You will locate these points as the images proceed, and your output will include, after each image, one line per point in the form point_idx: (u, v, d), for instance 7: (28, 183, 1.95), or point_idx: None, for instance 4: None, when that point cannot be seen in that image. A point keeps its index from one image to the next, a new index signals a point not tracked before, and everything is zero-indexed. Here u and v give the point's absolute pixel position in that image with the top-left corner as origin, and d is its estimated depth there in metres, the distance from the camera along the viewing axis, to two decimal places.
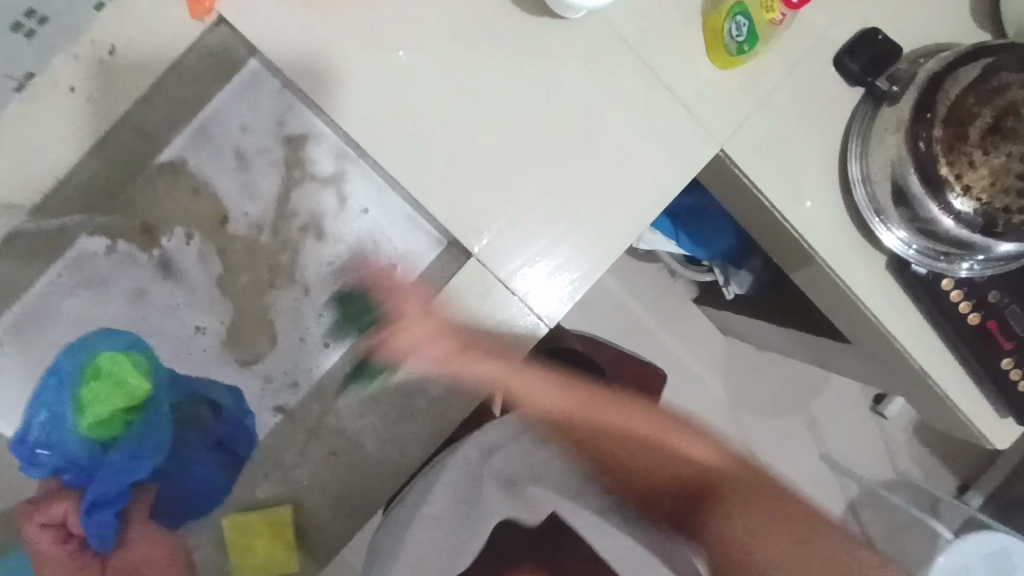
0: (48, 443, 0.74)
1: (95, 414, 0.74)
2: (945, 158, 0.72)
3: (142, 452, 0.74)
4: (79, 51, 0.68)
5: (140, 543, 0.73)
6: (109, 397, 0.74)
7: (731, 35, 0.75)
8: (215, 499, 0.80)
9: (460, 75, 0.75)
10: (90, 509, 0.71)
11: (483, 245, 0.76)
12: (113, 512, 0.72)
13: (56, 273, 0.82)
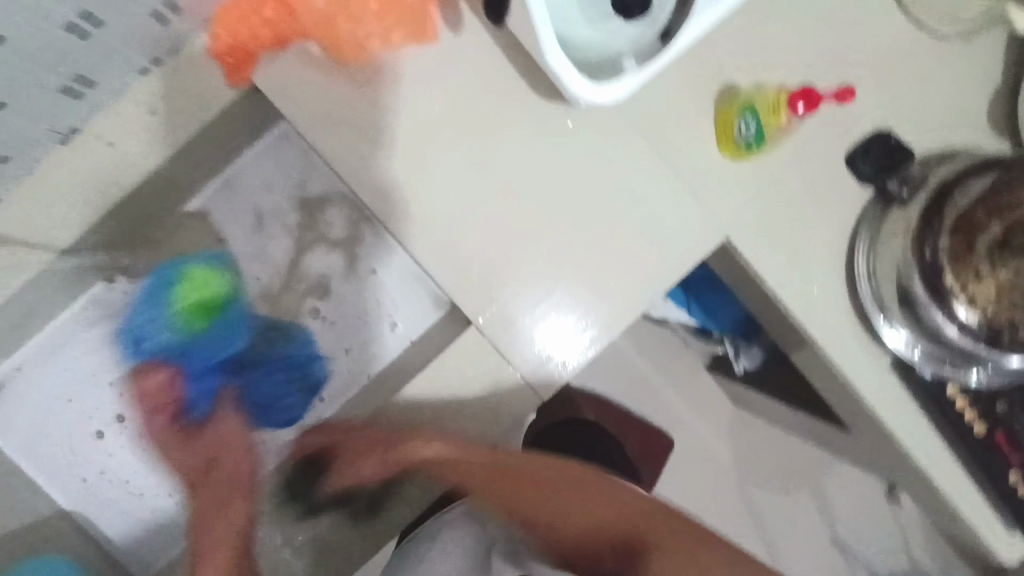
0: (147, 333, 0.83)
1: (189, 302, 0.81)
2: (950, 269, 0.73)
3: (230, 342, 0.83)
4: (122, 112, 0.74)
5: (225, 424, 0.83)
6: (201, 295, 0.82)
7: (740, 130, 0.76)
8: (289, 418, 0.86)
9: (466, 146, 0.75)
10: (187, 380, 0.83)
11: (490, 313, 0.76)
12: (207, 388, 0.84)
13: (79, 307, 0.86)
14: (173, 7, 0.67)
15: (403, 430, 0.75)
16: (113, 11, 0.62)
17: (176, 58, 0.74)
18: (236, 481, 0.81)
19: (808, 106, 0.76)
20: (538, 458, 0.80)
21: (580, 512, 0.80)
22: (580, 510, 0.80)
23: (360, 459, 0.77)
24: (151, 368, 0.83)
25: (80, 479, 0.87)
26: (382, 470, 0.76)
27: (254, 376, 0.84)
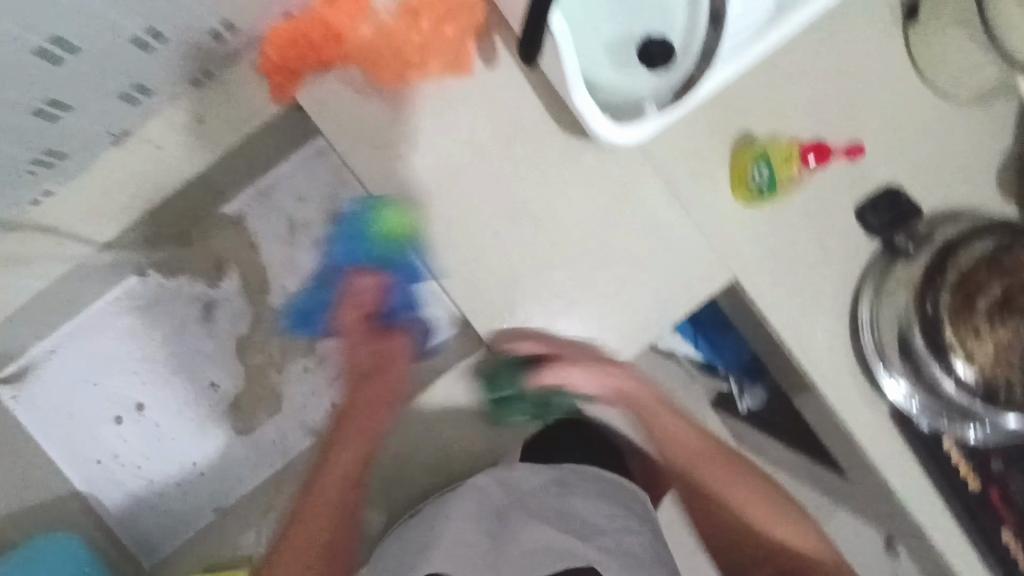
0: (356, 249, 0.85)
1: (390, 226, 0.78)
2: (949, 324, 0.74)
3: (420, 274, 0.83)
4: (172, 118, 0.79)
5: (389, 337, 0.88)
6: (397, 221, 0.78)
7: (754, 177, 0.78)
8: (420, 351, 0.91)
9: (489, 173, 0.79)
10: (388, 288, 0.86)
11: (506, 326, 0.80)
12: (393, 309, 0.88)
13: (113, 296, 0.90)
14: (228, 28, 0.72)
15: (607, 359, 0.80)
16: (174, 30, 0.68)
17: (225, 73, 0.79)
18: (400, 397, 0.86)
19: (819, 159, 0.79)
20: (704, 442, 0.89)
21: (733, 491, 0.86)
22: (739, 489, 0.86)
23: (591, 377, 0.79)
24: (355, 280, 0.86)
25: (94, 462, 0.91)
26: (591, 382, 0.79)
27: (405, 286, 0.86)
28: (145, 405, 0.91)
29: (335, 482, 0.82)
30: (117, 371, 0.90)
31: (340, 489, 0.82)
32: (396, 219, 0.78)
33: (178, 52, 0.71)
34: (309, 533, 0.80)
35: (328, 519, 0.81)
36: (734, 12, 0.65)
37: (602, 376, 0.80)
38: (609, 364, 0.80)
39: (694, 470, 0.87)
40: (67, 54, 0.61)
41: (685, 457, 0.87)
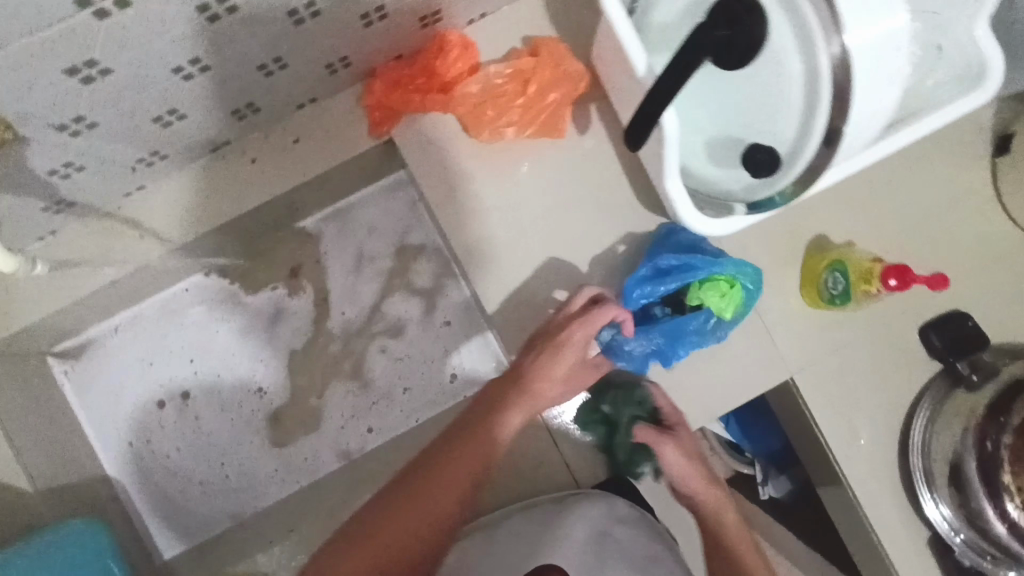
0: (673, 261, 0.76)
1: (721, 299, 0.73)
2: (1010, 467, 0.73)
3: (671, 337, 0.77)
4: (270, 136, 0.82)
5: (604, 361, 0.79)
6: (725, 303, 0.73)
7: (827, 285, 0.79)
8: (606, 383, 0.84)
9: (563, 236, 0.81)
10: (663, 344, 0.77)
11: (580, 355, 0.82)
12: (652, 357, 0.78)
13: (182, 287, 0.94)
14: (343, 64, 0.76)
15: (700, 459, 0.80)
16: (296, 60, 0.71)
17: (327, 101, 0.82)
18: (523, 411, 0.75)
19: (900, 283, 0.76)
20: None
21: None
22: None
23: (681, 458, 0.79)
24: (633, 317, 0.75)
25: (128, 444, 0.93)
26: (682, 471, 0.79)
27: (655, 350, 0.78)
28: (190, 397, 0.94)
29: (453, 479, 0.67)
30: (172, 360, 0.94)
31: (455, 486, 0.67)
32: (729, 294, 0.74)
33: (294, 80, 0.74)
34: (404, 526, 0.65)
35: (434, 519, 0.65)
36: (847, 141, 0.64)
37: (696, 463, 0.80)
38: (699, 463, 0.80)
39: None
40: (199, 72, 0.64)
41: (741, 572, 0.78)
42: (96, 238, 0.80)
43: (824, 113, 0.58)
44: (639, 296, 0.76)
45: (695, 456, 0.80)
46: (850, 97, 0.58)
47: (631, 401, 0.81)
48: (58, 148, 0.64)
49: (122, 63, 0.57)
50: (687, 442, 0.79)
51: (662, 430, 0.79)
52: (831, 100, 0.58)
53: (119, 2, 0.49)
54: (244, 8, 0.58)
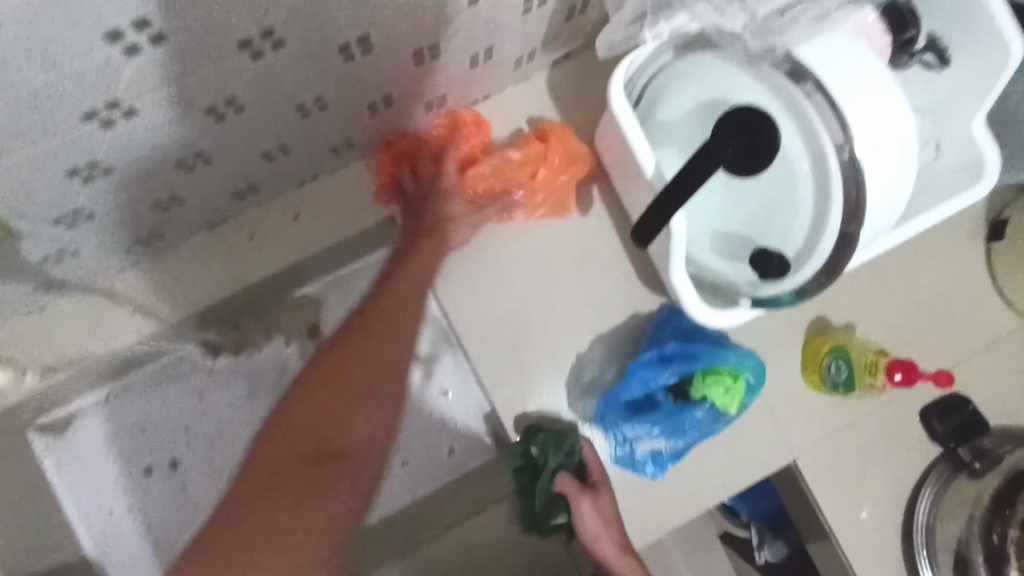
0: (676, 351, 0.76)
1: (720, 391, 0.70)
2: (1017, 561, 0.72)
3: (668, 422, 0.77)
4: (270, 211, 0.80)
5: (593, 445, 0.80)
6: (722, 396, 0.69)
7: (830, 373, 0.78)
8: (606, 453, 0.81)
9: (566, 316, 0.81)
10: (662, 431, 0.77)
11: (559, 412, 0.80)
12: (650, 441, 0.78)
13: (175, 357, 0.90)
14: (347, 145, 0.75)
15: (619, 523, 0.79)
16: (301, 145, 0.70)
17: (329, 177, 0.81)
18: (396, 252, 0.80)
19: (905, 378, 0.77)
20: None
21: None
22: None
23: (596, 518, 0.79)
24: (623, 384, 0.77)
25: (112, 520, 0.90)
26: (597, 529, 0.79)
27: (654, 433, 0.77)
28: (180, 464, 0.92)
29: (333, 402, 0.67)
30: (162, 430, 0.92)
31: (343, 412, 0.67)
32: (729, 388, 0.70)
33: (296, 162, 0.73)
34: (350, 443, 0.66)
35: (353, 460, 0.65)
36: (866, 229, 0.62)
37: (612, 529, 0.79)
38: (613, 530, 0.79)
39: None
40: (203, 163, 0.63)
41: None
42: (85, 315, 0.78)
43: (838, 215, 0.57)
44: (641, 381, 0.76)
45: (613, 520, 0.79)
46: (863, 203, 0.57)
47: (559, 451, 0.79)
48: (52, 237, 0.62)
49: (125, 161, 0.55)
50: (607, 507, 0.78)
51: (584, 485, 0.79)
52: (845, 201, 0.56)
53: (126, 111, 0.48)
54: (253, 107, 0.57)
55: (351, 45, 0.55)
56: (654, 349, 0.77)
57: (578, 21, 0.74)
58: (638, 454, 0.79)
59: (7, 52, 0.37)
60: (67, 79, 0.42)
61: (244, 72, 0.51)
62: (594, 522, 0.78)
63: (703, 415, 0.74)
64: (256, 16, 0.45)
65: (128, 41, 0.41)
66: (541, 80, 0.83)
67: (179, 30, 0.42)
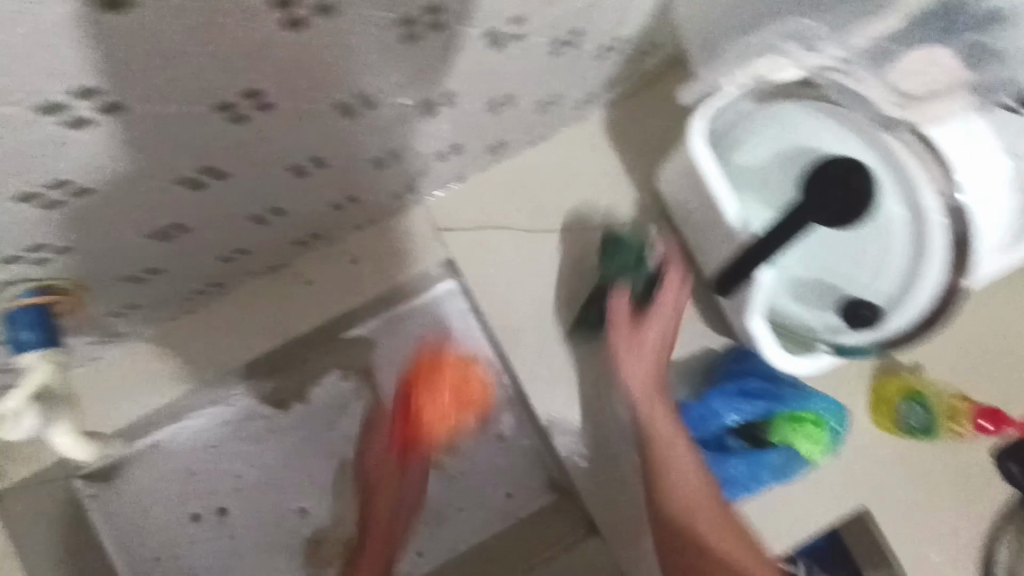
0: (755, 387, 0.70)
1: (808, 437, 0.68)
2: None
3: (749, 463, 0.70)
4: (328, 254, 0.80)
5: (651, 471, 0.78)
6: (810, 443, 0.67)
7: (905, 416, 0.77)
8: None
9: None
10: (740, 471, 0.70)
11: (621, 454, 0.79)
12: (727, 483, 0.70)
13: (229, 401, 0.87)
14: (410, 190, 0.74)
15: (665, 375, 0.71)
16: (369, 195, 0.69)
17: (385, 221, 0.81)
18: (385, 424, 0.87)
19: (993, 427, 0.75)
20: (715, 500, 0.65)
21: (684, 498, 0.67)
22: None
23: (639, 354, 0.70)
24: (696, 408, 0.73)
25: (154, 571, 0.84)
26: (639, 366, 0.70)
27: (732, 474, 0.70)
28: (228, 512, 0.87)
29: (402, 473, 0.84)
30: (209, 477, 0.87)
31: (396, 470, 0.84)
32: (816, 433, 0.68)
33: (359, 209, 0.72)
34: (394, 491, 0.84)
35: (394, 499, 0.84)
36: (980, 267, 0.56)
37: (657, 354, 0.71)
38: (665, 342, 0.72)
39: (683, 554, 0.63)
40: (277, 217, 0.62)
41: (703, 541, 0.63)
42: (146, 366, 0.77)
43: (941, 264, 0.54)
44: (717, 416, 0.71)
45: (660, 380, 0.71)
46: (969, 249, 0.53)
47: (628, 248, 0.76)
48: (119, 295, 0.61)
49: (203, 219, 0.54)
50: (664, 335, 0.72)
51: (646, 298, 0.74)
52: (948, 249, 0.54)
53: (217, 174, 0.47)
54: (333, 162, 0.56)
55: (436, 100, 0.54)
56: (731, 384, 0.71)
57: (642, 64, 0.73)
58: None
59: (123, 129, 0.36)
60: (171, 148, 0.41)
61: (334, 131, 0.50)
62: (648, 350, 0.71)
63: (778, 459, 0.69)
64: (356, 81, 0.44)
65: (237, 111, 0.40)
66: (598, 119, 0.82)
67: (286, 98, 0.41)
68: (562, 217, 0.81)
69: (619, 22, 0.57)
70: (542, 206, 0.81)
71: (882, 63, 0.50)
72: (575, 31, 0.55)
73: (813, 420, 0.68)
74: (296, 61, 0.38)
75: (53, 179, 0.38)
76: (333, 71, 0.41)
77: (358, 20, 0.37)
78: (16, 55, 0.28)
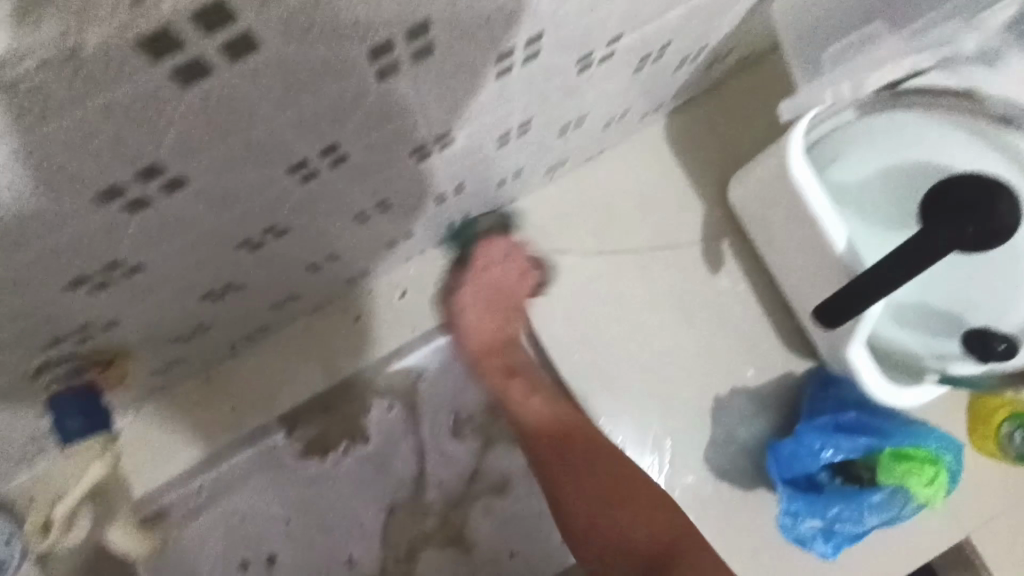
0: (853, 418, 0.63)
1: (921, 476, 0.61)
2: None
3: (854, 501, 0.62)
4: (376, 289, 0.77)
5: (722, 506, 0.73)
6: (922, 483, 0.61)
7: (1014, 439, 0.70)
8: (785, 527, 0.63)
9: (694, 383, 0.74)
10: (844, 509, 0.62)
11: (690, 485, 0.73)
12: (826, 523, 0.62)
13: (272, 443, 0.79)
14: (463, 218, 0.68)
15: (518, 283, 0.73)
16: (424, 229, 0.63)
17: (434, 251, 0.75)
18: None
19: None
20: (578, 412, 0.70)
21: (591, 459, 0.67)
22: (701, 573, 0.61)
23: (484, 292, 0.73)
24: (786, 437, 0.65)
25: None
26: (477, 299, 0.73)
27: (833, 514, 0.62)
28: (277, 559, 0.82)
29: None
30: (253, 525, 0.81)
31: None
32: (928, 471, 0.61)
33: (412, 243, 0.67)
34: None
35: None
36: None
37: (494, 298, 0.73)
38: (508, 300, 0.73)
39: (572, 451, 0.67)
40: (331, 262, 0.57)
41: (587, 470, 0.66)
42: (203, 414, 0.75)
43: None
44: (815, 451, 0.62)
45: (494, 349, 0.74)
46: None
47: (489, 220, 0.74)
48: (165, 357, 0.56)
49: (257, 275, 0.49)
50: (503, 288, 0.72)
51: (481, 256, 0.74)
52: None
53: (279, 233, 0.42)
54: (396, 204, 0.51)
55: (509, 132, 0.49)
56: (827, 415, 0.64)
57: (712, 69, 0.67)
58: (807, 540, 0.63)
59: (188, 206, 0.32)
60: (234, 217, 0.35)
61: (401, 176, 0.45)
62: (483, 291, 0.73)
63: (880, 500, 0.62)
64: (436, 123, 0.39)
65: (308, 169, 0.35)
66: (659, 130, 0.76)
67: (362, 147, 0.36)
68: (623, 235, 0.75)
69: (708, 31, 0.51)
70: (604, 223, 0.75)
71: (996, 63, 0.49)
72: (664, 46, 0.48)
73: (925, 457, 0.61)
74: (377, 113, 0.33)
75: (108, 263, 0.33)
76: (415, 118, 0.36)
77: (453, 64, 0.32)
78: (75, 143, 0.23)
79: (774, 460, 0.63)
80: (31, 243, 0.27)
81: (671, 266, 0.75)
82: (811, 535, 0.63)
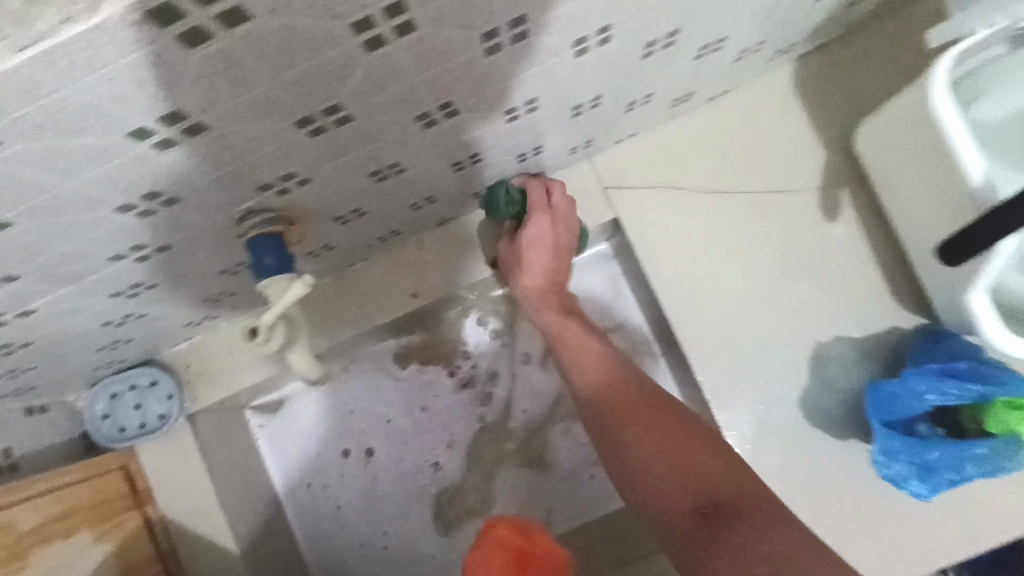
0: (963, 368, 0.63)
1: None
2: None
3: (956, 448, 0.62)
4: None
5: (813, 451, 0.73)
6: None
7: None
8: (879, 466, 0.63)
9: (796, 327, 0.75)
10: (944, 455, 0.62)
11: (783, 427, 0.73)
12: (924, 467, 0.63)
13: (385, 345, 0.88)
14: (587, 143, 0.72)
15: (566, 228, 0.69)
16: (553, 145, 0.68)
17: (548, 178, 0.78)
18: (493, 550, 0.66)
19: None
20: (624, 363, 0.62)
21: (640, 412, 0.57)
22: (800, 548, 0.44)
23: (540, 241, 0.68)
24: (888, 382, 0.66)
25: (306, 486, 0.87)
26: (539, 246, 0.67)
27: (932, 458, 0.62)
28: (375, 451, 0.88)
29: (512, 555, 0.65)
30: (356, 419, 0.88)
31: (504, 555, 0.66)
32: None
33: (539, 160, 0.71)
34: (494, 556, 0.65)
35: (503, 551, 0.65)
36: None
37: (555, 244, 0.68)
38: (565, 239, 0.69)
39: (622, 399, 0.58)
40: (470, 164, 0.63)
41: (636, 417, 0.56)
42: (325, 309, 0.79)
43: None
44: (920, 394, 0.62)
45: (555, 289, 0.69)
46: None
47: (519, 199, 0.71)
48: (322, 235, 0.63)
49: (409, 162, 0.55)
50: (555, 229, 0.68)
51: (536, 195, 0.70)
52: None
53: (449, 113, 0.48)
54: (541, 108, 0.56)
55: (655, 43, 0.52)
56: (935, 362, 0.63)
57: (851, 11, 0.67)
58: (903, 482, 0.64)
59: (404, 54, 0.37)
60: (427, 79, 0.41)
61: (555, 71, 0.49)
62: (550, 238, 0.68)
63: (984, 452, 0.62)
64: (604, 13, 0.43)
65: (496, 41, 0.40)
66: (785, 75, 0.76)
67: (542, 27, 0.41)
68: (738, 175, 0.76)
69: None
70: (718, 162, 0.77)
71: None
72: None
73: None
74: None
75: (327, 105, 0.39)
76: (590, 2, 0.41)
77: None
78: None
79: (875, 401, 0.63)
80: (290, 62, 0.33)
81: (783, 209, 0.76)
82: (906, 477, 0.63)
